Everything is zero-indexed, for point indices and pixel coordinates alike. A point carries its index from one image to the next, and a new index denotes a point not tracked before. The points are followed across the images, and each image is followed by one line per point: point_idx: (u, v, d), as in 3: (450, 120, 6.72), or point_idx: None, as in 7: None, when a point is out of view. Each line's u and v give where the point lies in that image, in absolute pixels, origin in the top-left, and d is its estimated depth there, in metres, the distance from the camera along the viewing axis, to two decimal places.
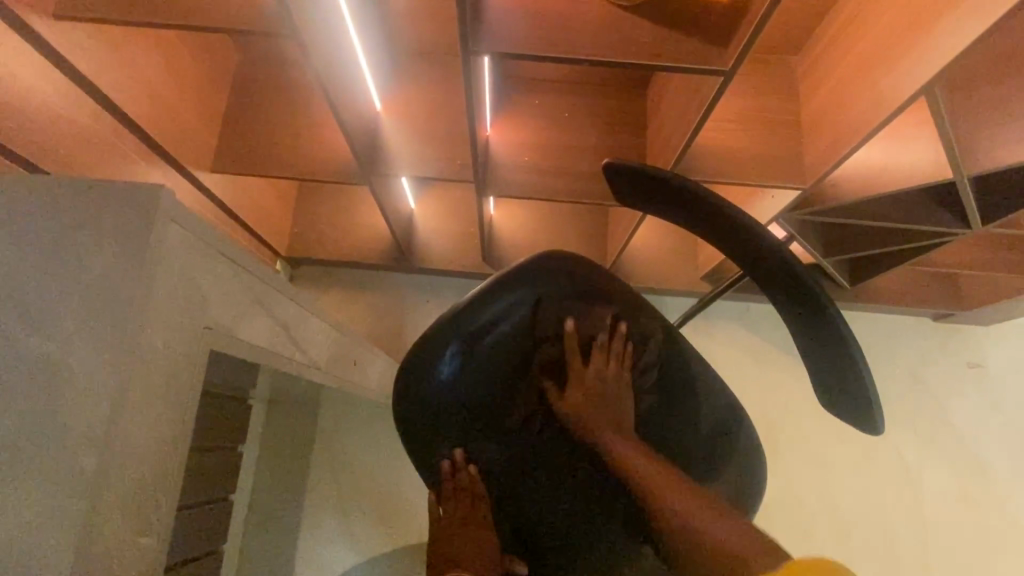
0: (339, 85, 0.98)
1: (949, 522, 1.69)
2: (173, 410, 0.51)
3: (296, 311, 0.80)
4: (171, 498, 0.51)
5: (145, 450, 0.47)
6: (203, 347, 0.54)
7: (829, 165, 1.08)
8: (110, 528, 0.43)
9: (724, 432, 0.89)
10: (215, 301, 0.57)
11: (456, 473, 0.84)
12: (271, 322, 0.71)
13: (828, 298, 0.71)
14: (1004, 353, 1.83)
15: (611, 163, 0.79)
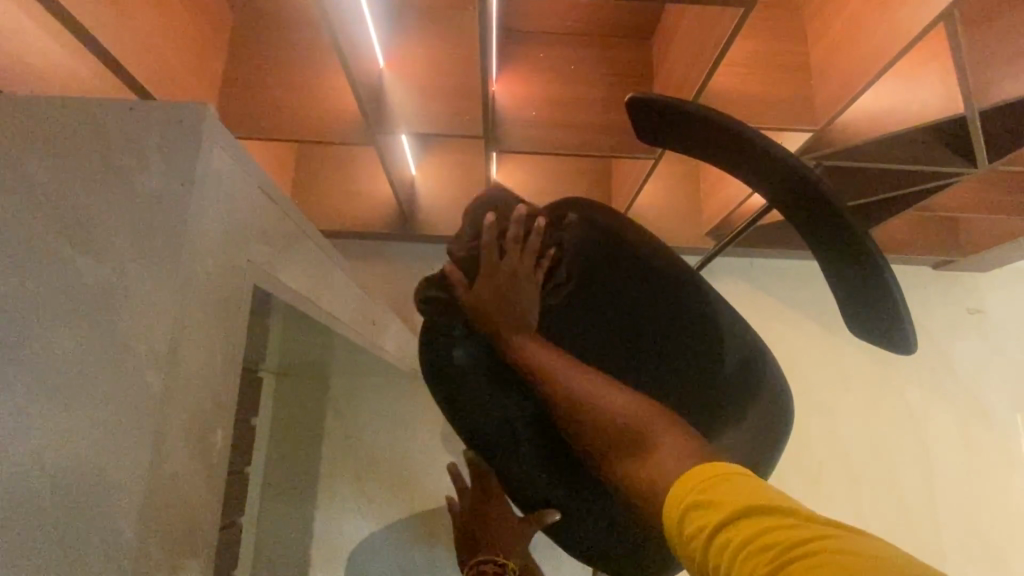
0: (345, 37, 0.98)
1: (954, 463, 1.72)
2: (225, 336, 0.51)
3: (321, 258, 0.81)
4: (225, 426, 0.53)
5: (200, 373, 0.47)
6: (246, 279, 0.55)
7: (839, 105, 1.07)
8: (172, 448, 0.44)
9: (749, 376, 0.89)
10: (255, 235, 0.57)
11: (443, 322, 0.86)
12: (301, 267, 0.72)
13: (860, 226, 0.69)
14: (1003, 297, 1.83)
15: (633, 98, 0.80)
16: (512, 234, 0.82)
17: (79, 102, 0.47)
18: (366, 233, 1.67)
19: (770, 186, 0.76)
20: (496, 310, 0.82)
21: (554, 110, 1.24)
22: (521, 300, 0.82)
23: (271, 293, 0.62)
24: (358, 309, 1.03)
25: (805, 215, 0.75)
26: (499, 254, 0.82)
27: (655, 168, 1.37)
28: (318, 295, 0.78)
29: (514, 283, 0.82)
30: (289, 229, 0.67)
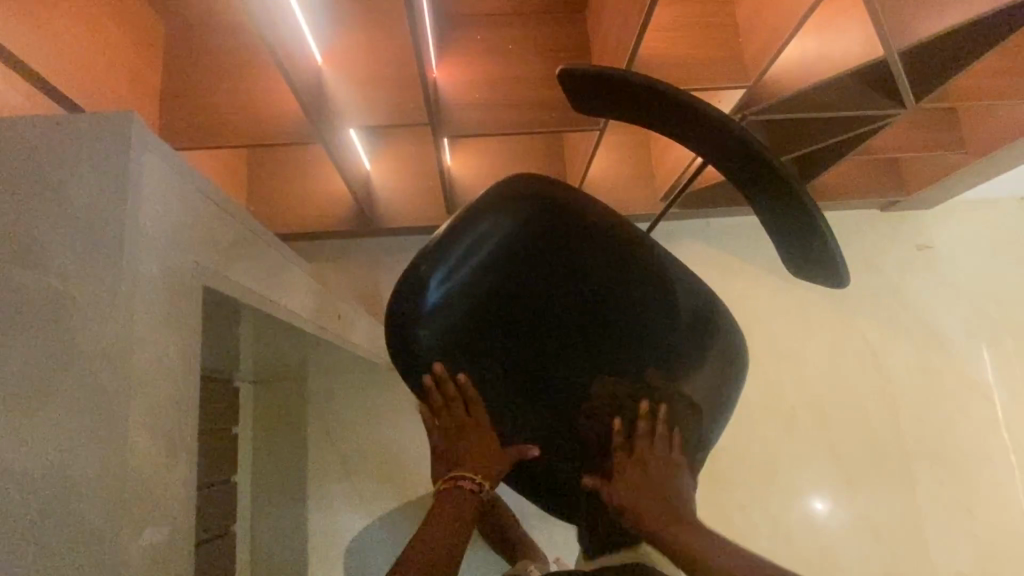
0: (278, 37, 0.98)
1: (917, 393, 1.80)
2: (180, 330, 0.53)
3: (277, 258, 0.82)
4: (187, 413, 0.55)
5: (159, 373, 0.50)
6: (197, 281, 0.57)
7: (766, 60, 1.11)
8: (139, 445, 0.46)
9: (695, 308, 0.95)
10: (201, 238, 0.58)
11: (439, 386, 0.90)
12: (256, 267, 0.73)
13: (775, 161, 0.73)
14: (951, 231, 1.91)
15: (562, 72, 0.83)
16: (646, 425, 0.92)
17: (4, 121, 0.48)
18: (328, 233, 1.67)
19: (698, 141, 0.79)
20: (646, 495, 0.87)
21: (497, 92, 1.25)
22: (671, 492, 0.88)
23: (226, 292, 0.63)
24: (324, 308, 1.05)
25: (739, 166, 0.78)
26: (637, 443, 0.91)
27: (603, 140, 1.40)
28: (275, 294, 0.79)
29: (663, 468, 0.90)
30: (238, 229, 0.69)
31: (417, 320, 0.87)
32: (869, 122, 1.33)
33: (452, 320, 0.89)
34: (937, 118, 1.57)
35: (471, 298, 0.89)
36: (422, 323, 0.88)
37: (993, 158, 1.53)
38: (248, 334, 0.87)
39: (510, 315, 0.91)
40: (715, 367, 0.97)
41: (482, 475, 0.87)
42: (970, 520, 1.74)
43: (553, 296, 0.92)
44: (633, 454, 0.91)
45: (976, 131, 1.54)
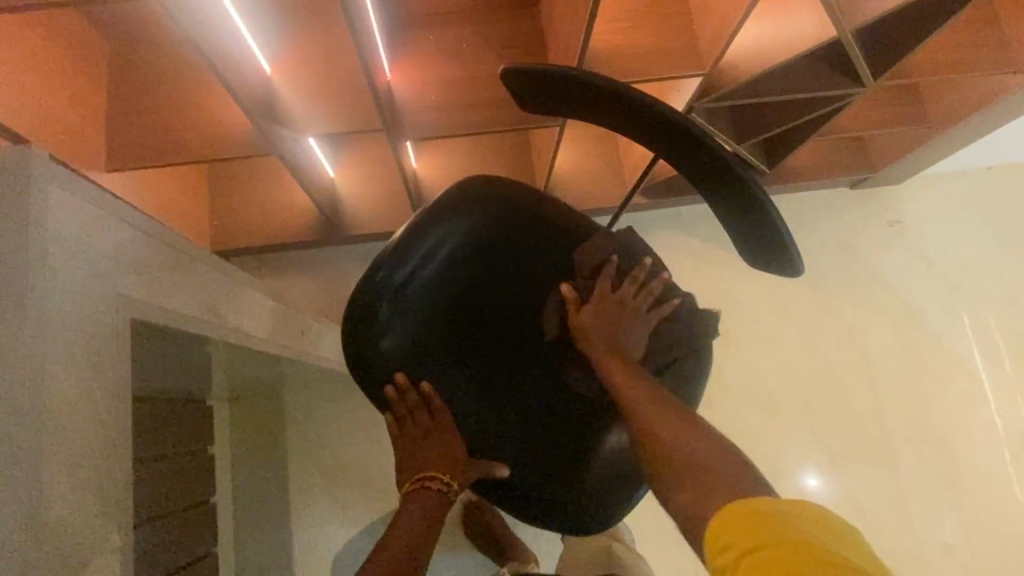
0: (213, 48, 0.95)
1: (894, 368, 1.81)
2: (104, 364, 0.52)
3: (224, 278, 0.80)
4: (116, 450, 0.53)
5: (75, 415, 0.48)
6: (120, 314, 0.55)
7: (719, 47, 1.09)
8: (54, 494, 0.45)
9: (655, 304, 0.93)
10: (125, 268, 0.56)
11: (403, 396, 0.88)
12: (197, 290, 0.71)
13: (719, 147, 0.72)
14: (921, 205, 1.91)
15: (506, 72, 0.81)
16: (638, 272, 0.91)
17: None
18: (295, 244, 1.65)
19: (649, 138, 0.79)
20: (599, 328, 0.87)
21: (452, 93, 1.23)
22: (625, 337, 0.89)
23: (158, 320, 0.61)
24: (282, 326, 1.04)
25: (692, 162, 0.77)
26: (622, 285, 0.91)
27: (563, 135, 1.39)
28: (221, 318, 0.77)
29: (628, 318, 0.90)
30: (174, 253, 0.67)
31: (377, 331, 0.86)
32: (832, 103, 1.32)
33: (411, 328, 0.88)
34: (899, 94, 1.57)
35: (429, 305, 0.88)
36: (383, 332, 0.87)
37: (956, 131, 1.53)
38: (200, 358, 0.85)
39: (468, 319, 0.91)
40: (685, 365, 0.94)
41: (450, 476, 0.87)
42: (953, 492, 1.76)
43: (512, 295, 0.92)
44: (616, 295, 0.90)
45: (939, 106, 1.54)
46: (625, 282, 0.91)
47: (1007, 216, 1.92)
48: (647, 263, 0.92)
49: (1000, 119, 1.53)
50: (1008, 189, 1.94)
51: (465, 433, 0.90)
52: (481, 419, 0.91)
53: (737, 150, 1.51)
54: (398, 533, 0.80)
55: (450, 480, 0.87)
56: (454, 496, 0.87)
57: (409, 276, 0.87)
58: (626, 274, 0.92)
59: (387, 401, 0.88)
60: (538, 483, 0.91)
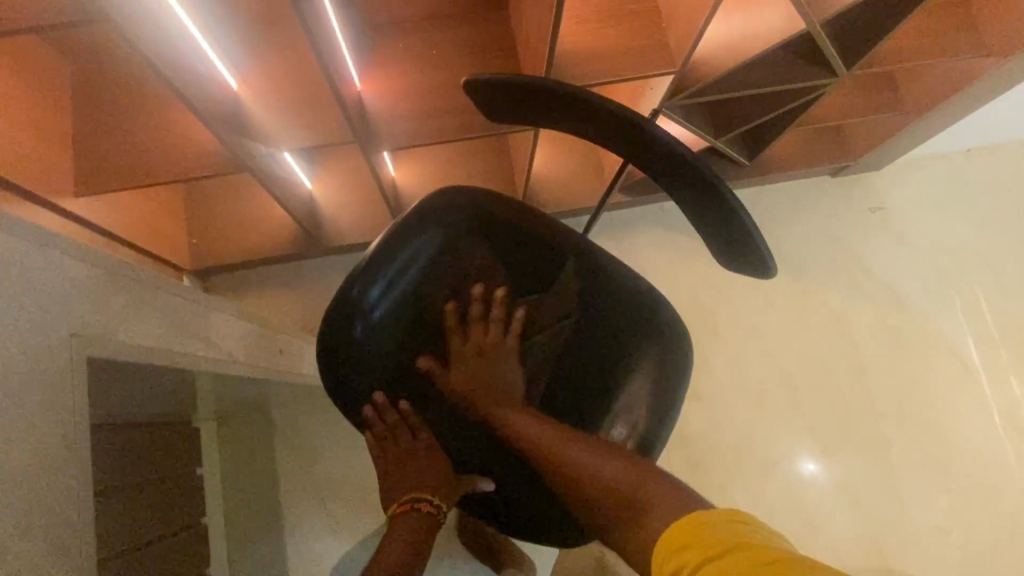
0: (175, 70, 0.94)
1: (881, 354, 1.82)
2: (35, 387, 0.51)
3: (190, 306, 0.82)
4: (59, 480, 0.53)
5: (31, 450, 0.50)
6: (73, 351, 0.57)
7: (689, 44, 1.08)
8: (12, 528, 0.47)
9: (628, 308, 0.94)
10: (79, 306, 0.59)
11: (382, 416, 0.88)
12: (159, 320, 0.73)
13: (689, 153, 0.73)
14: (902, 190, 1.91)
15: (469, 81, 0.80)
16: (475, 311, 0.90)
17: None
18: (276, 258, 1.63)
19: (617, 146, 0.78)
20: (480, 382, 0.88)
21: (423, 100, 1.22)
22: (502, 373, 0.89)
23: (117, 354, 0.63)
24: (253, 340, 1.06)
25: (661, 168, 0.77)
26: (472, 331, 0.90)
27: (538, 138, 1.38)
28: (186, 345, 0.79)
29: (497, 358, 0.90)
30: (132, 286, 0.69)
31: (352, 350, 0.86)
32: (807, 94, 1.32)
33: (386, 346, 0.87)
34: (873, 81, 1.57)
35: (404, 323, 0.87)
36: (359, 352, 0.86)
37: (931, 115, 1.53)
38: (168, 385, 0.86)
39: (445, 336, 0.89)
40: (660, 366, 0.95)
41: (438, 497, 0.89)
42: (944, 475, 1.76)
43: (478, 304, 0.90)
44: (471, 342, 0.89)
45: (914, 91, 1.54)
46: (480, 322, 0.90)
47: (988, 197, 1.93)
48: (474, 293, 0.90)
49: (974, 101, 1.53)
50: (988, 170, 1.94)
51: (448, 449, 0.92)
52: (462, 435, 0.91)
53: (714, 145, 1.50)
54: (391, 555, 0.84)
55: (439, 501, 0.89)
56: (443, 516, 0.89)
57: (382, 294, 0.86)
58: (467, 315, 0.90)
59: (367, 420, 0.88)
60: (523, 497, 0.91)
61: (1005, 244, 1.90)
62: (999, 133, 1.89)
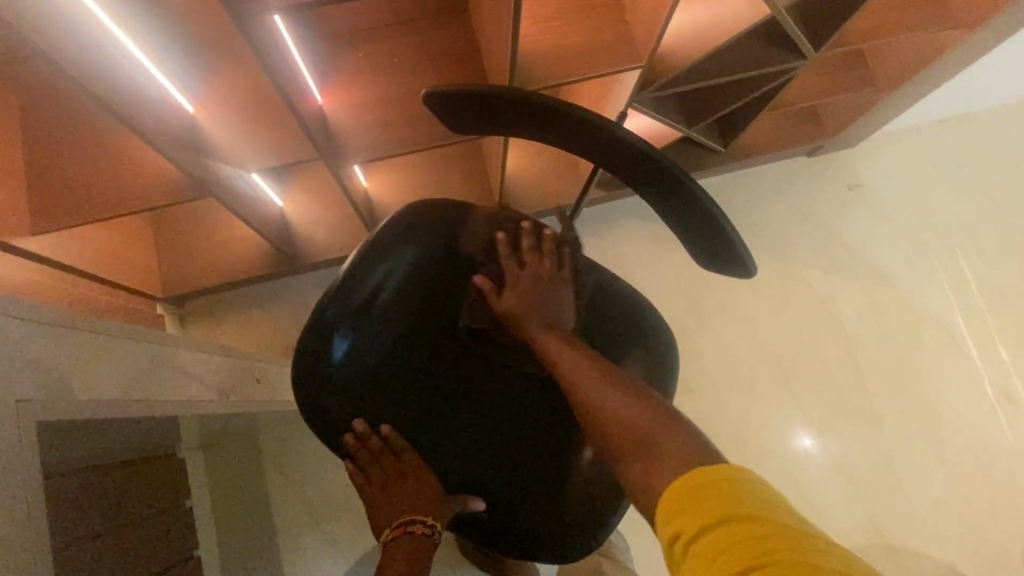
0: (123, 99, 0.90)
1: (868, 331, 1.82)
2: None
3: (120, 343, 0.80)
4: None
5: None
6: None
7: (653, 37, 1.06)
8: None
9: (607, 312, 0.92)
10: None
11: (364, 443, 0.85)
12: (83, 357, 0.72)
13: (659, 155, 0.71)
14: (878, 165, 1.91)
15: (430, 94, 0.77)
16: (528, 241, 0.86)
17: None
18: (251, 279, 1.60)
19: (584, 152, 0.77)
20: (529, 305, 0.83)
21: (389, 113, 1.20)
22: (552, 303, 0.84)
23: (35, 394, 0.63)
24: (232, 382, 1.14)
25: (631, 171, 0.76)
26: (524, 257, 0.86)
27: (509, 142, 1.36)
28: (117, 381, 0.78)
29: (552, 286, 0.85)
30: (50, 324, 0.68)
31: (329, 376, 0.83)
32: (777, 78, 1.30)
33: (365, 371, 0.84)
34: (842, 60, 1.56)
35: (381, 344, 0.84)
36: (336, 376, 0.83)
37: (901, 91, 1.53)
38: (112, 428, 0.84)
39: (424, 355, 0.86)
40: (644, 371, 0.94)
41: (432, 518, 0.85)
42: (939, 446, 1.77)
43: (534, 242, 0.86)
44: (527, 268, 0.85)
45: (884, 67, 1.53)
46: (538, 250, 0.86)
47: (965, 165, 1.93)
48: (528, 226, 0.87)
49: (943, 75, 1.53)
50: (962, 139, 1.94)
51: (436, 471, 0.88)
52: (449, 457, 0.88)
53: (689, 134, 1.48)
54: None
55: (434, 522, 0.86)
56: (441, 536, 0.86)
57: (356, 316, 0.83)
58: (522, 243, 0.87)
59: (349, 450, 0.85)
60: (516, 514, 0.89)
61: (983, 212, 1.90)
62: (971, 101, 1.89)
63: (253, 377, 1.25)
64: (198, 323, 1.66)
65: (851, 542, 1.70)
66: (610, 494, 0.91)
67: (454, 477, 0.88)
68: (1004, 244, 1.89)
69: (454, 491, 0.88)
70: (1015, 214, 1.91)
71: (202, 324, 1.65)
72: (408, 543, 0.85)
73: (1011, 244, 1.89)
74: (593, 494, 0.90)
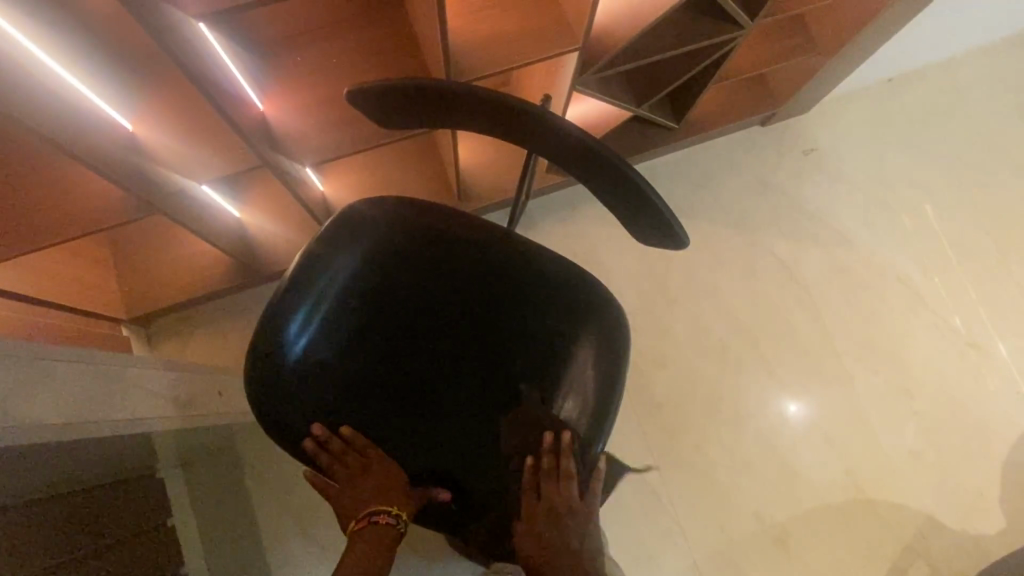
0: (56, 122, 0.90)
1: (833, 291, 1.84)
2: None
3: (76, 370, 0.81)
4: None
5: None
6: None
7: (585, 17, 1.06)
8: None
9: (556, 292, 0.93)
10: None
11: (324, 445, 0.84)
12: (36, 386, 0.73)
13: (586, 137, 0.72)
14: (832, 128, 1.93)
15: (354, 91, 0.77)
16: (548, 464, 0.88)
17: None
18: (215, 292, 1.59)
19: (514, 138, 0.77)
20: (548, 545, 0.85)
21: (333, 114, 1.20)
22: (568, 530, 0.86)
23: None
24: (188, 395, 1.10)
25: (561, 155, 0.76)
26: (545, 487, 0.87)
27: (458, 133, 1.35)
28: (72, 407, 0.78)
29: (567, 513, 0.87)
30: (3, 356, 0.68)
31: (284, 379, 0.83)
32: (717, 50, 1.32)
33: (319, 371, 0.84)
34: (784, 28, 1.59)
35: (333, 344, 0.85)
36: (292, 378, 0.83)
37: (845, 52, 1.54)
38: (70, 454, 0.84)
39: (377, 352, 0.87)
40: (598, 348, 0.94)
41: (398, 507, 0.84)
42: (910, 399, 1.80)
43: (552, 460, 0.88)
44: (545, 501, 0.87)
45: (825, 32, 1.55)
46: (557, 478, 0.88)
47: (916, 121, 1.96)
48: (547, 442, 0.89)
49: (883, 34, 1.55)
50: (914, 96, 1.97)
51: (401, 463, 0.88)
52: (412, 449, 0.88)
53: (639, 113, 1.49)
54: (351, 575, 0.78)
55: (399, 511, 0.84)
56: (406, 527, 0.84)
57: (306, 317, 0.83)
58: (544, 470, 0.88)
59: (309, 454, 0.84)
60: (482, 503, 0.89)
61: (938, 164, 1.93)
62: (919, 58, 1.93)
63: (214, 390, 1.22)
64: (166, 342, 1.64)
65: (832, 499, 1.73)
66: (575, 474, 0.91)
67: (417, 470, 0.88)
68: (962, 195, 1.92)
69: (420, 485, 0.88)
70: (971, 166, 1.94)
71: (170, 343, 1.64)
72: (374, 537, 0.81)
73: (970, 195, 1.92)
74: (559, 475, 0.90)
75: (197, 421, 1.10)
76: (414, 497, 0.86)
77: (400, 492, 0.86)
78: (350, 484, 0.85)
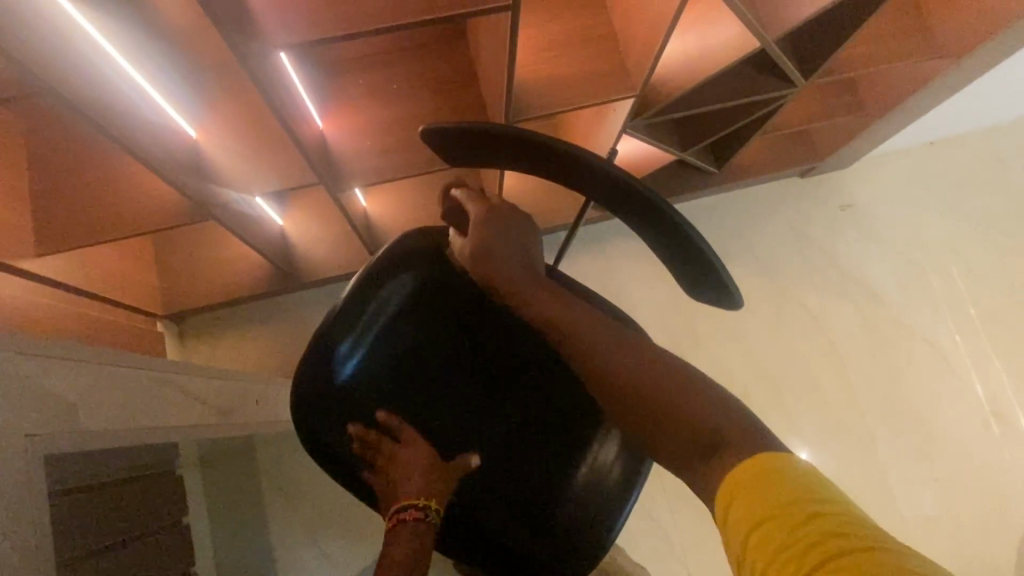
0: (141, 140, 0.95)
1: (858, 346, 1.84)
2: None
3: (124, 371, 0.84)
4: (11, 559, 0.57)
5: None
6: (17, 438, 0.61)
7: (646, 68, 1.08)
8: None
9: None
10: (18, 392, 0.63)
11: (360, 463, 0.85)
12: (93, 387, 0.76)
13: (650, 191, 0.73)
14: (870, 185, 1.94)
15: (426, 130, 0.79)
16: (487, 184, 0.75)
17: None
18: (251, 295, 1.62)
19: (575, 183, 0.78)
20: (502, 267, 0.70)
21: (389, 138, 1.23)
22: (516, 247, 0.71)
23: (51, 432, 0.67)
24: (220, 400, 1.13)
25: (620, 202, 0.77)
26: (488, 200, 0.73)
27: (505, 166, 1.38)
28: (120, 409, 0.81)
29: (518, 233, 0.72)
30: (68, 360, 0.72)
31: (326, 398, 0.85)
32: (768, 106, 1.34)
33: (362, 394, 0.86)
34: (832, 87, 1.61)
35: (379, 368, 0.87)
36: (334, 397, 0.85)
37: (892, 116, 1.56)
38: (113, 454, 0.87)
39: (419, 381, 0.89)
40: None
41: (427, 498, 0.82)
42: (930, 465, 1.78)
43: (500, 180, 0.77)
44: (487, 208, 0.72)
45: (873, 94, 1.57)
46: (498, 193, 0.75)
47: (953, 185, 1.96)
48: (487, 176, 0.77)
49: (933, 101, 1.56)
50: (952, 161, 1.97)
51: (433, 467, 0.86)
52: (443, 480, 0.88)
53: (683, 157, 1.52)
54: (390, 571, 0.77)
55: (429, 502, 0.82)
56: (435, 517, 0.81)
57: (355, 340, 0.86)
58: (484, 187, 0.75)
59: (347, 474, 0.85)
60: (507, 540, 0.89)
61: (973, 231, 1.93)
62: (962, 123, 1.93)
63: (248, 398, 1.26)
64: (195, 341, 1.67)
65: None
66: (598, 519, 0.92)
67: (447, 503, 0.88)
68: (995, 263, 1.92)
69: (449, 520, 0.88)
70: (1006, 235, 1.93)
71: (200, 342, 1.66)
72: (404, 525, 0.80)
73: (1001, 262, 1.92)
74: (583, 518, 0.92)
75: (223, 426, 1.12)
76: (446, 482, 0.85)
77: (432, 478, 0.84)
78: (382, 470, 0.84)
